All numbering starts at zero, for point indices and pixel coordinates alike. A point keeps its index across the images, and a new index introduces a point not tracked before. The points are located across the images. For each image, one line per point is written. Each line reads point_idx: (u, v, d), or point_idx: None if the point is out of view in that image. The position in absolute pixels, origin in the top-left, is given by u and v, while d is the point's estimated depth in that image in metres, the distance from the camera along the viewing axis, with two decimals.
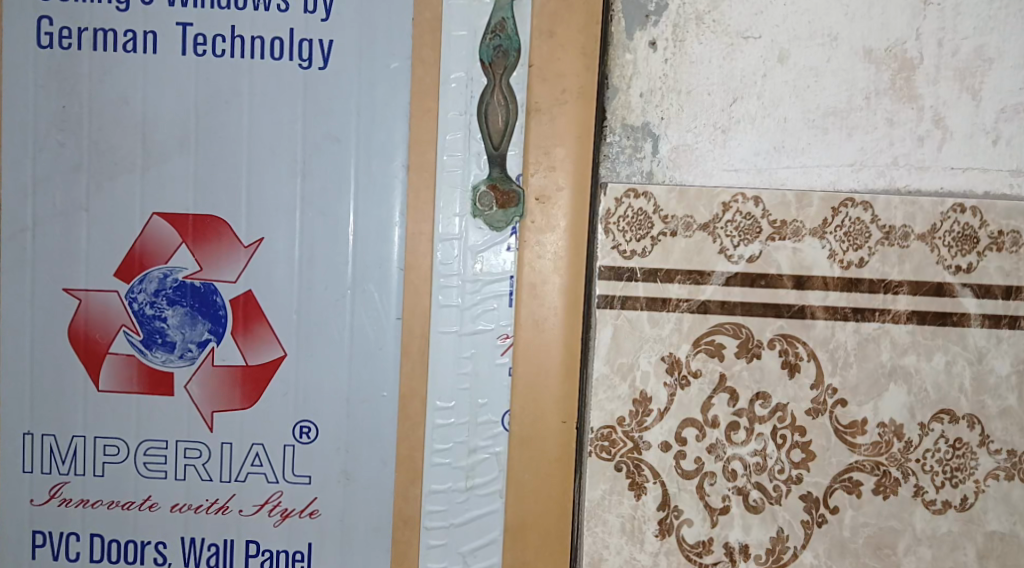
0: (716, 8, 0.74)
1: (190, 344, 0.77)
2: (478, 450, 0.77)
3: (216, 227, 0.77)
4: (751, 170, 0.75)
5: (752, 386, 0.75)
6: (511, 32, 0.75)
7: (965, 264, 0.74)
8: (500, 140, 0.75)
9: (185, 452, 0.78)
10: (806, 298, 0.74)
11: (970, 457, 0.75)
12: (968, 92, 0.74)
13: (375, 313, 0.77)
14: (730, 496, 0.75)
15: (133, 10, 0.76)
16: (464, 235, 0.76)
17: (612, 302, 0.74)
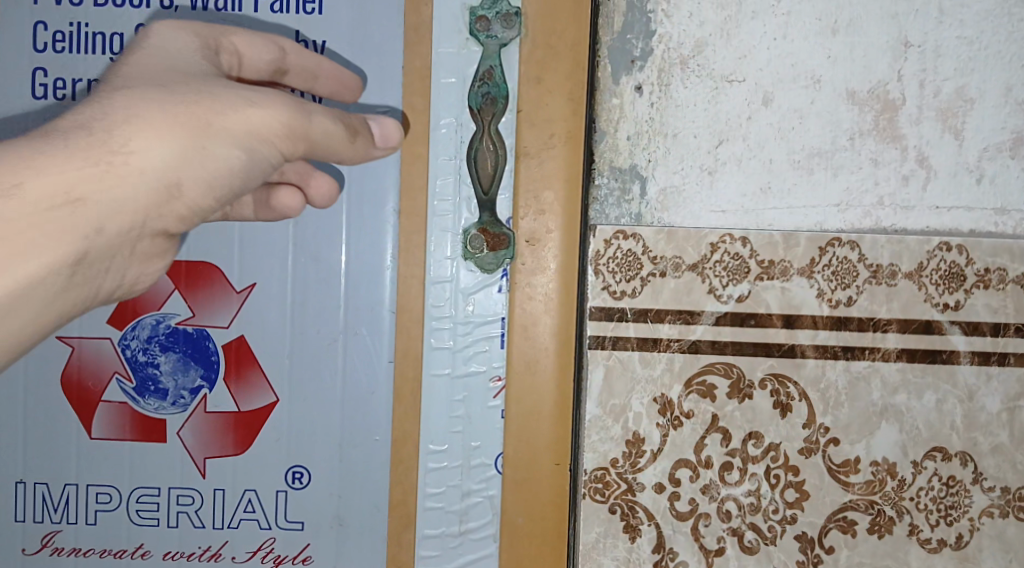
0: (700, 52, 0.75)
1: (182, 391, 0.77)
2: (471, 494, 0.77)
3: (209, 273, 0.77)
4: (738, 211, 0.76)
5: (744, 426, 0.75)
6: (499, 79, 0.76)
7: (952, 301, 0.74)
8: (490, 185, 0.76)
9: (178, 499, 0.77)
10: (797, 337, 0.75)
11: (964, 495, 0.75)
12: (950, 132, 0.75)
13: (367, 357, 0.77)
14: (726, 536, 0.75)
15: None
16: (455, 278, 0.77)
17: (603, 343, 0.75)
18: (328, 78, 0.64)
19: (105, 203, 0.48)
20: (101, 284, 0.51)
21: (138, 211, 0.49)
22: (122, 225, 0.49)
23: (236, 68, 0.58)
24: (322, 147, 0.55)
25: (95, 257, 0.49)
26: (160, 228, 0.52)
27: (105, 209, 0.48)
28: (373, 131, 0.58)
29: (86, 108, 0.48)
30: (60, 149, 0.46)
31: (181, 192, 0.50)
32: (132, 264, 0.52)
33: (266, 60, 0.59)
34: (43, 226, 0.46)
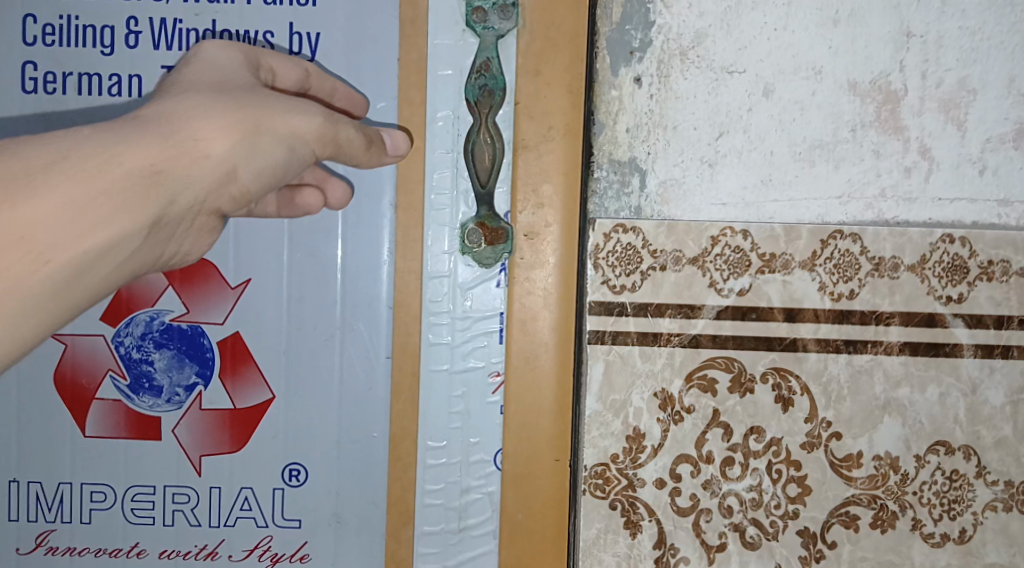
0: (700, 43, 0.74)
1: (177, 388, 0.76)
2: (470, 490, 0.76)
3: (203, 269, 0.76)
4: (738, 203, 0.75)
5: (746, 421, 0.74)
6: (496, 71, 0.75)
7: (955, 294, 0.74)
8: (487, 177, 0.75)
9: (173, 497, 0.77)
10: (798, 331, 0.74)
11: (968, 489, 0.74)
12: (953, 124, 0.74)
13: (364, 353, 0.76)
14: (727, 532, 0.74)
15: (119, 54, 0.76)
16: (453, 273, 0.76)
17: (603, 337, 0.74)
18: (346, 93, 0.69)
19: (179, 179, 0.51)
20: (161, 256, 0.54)
21: (205, 190, 0.53)
22: (190, 200, 0.52)
23: (270, 82, 0.62)
24: (349, 153, 0.60)
25: (165, 224, 0.52)
26: (217, 209, 0.55)
27: (179, 184, 0.51)
28: (385, 141, 0.64)
29: (161, 102, 0.52)
30: (144, 132, 0.50)
31: (239, 178, 0.54)
32: (188, 241, 0.55)
33: (295, 75, 0.63)
34: (128, 192, 0.49)
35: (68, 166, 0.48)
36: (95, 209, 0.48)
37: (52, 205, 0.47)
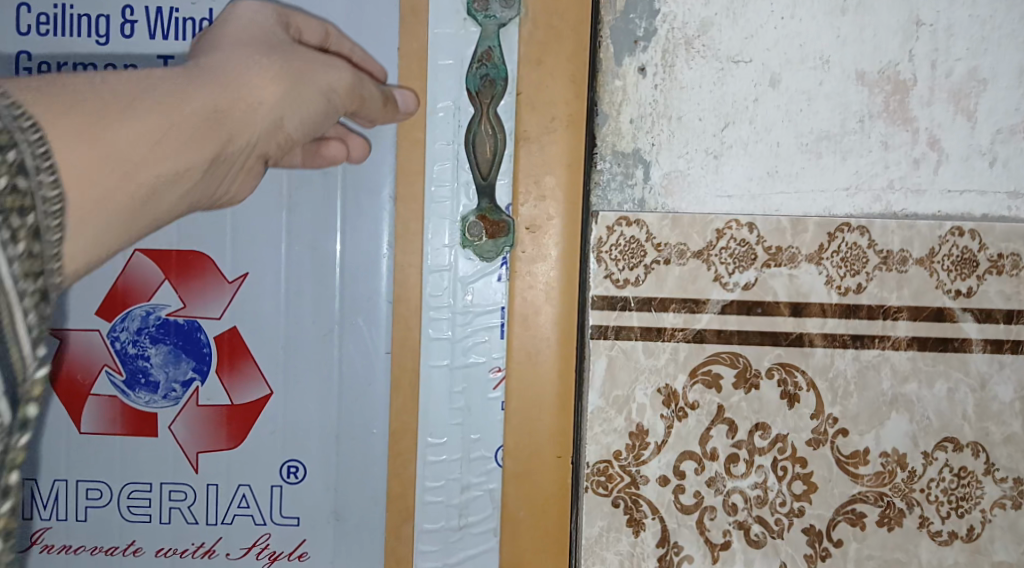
0: (705, 32, 0.73)
1: (174, 384, 0.75)
2: (471, 487, 0.75)
3: (200, 263, 0.75)
4: (744, 196, 0.73)
5: (751, 417, 0.73)
6: (498, 60, 0.73)
7: (965, 288, 0.73)
8: (488, 169, 0.74)
9: (170, 495, 0.76)
10: (805, 326, 0.73)
11: (976, 486, 0.73)
12: (963, 115, 0.73)
13: (363, 348, 0.75)
14: (732, 530, 0.73)
15: (114, 44, 0.74)
16: (454, 266, 0.74)
17: (605, 332, 0.73)
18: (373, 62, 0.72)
19: (236, 121, 0.54)
20: (212, 195, 0.57)
21: (257, 134, 0.56)
22: (246, 144, 0.56)
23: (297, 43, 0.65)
24: (368, 111, 0.67)
25: (223, 162, 0.55)
26: (266, 153, 0.59)
27: (236, 125, 0.54)
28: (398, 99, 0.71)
29: (216, 54, 0.55)
30: (200, 78, 0.53)
31: (289, 127, 0.59)
32: (236, 183, 0.58)
33: (318, 35, 0.66)
34: (196, 128, 0.51)
35: (147, 99, 0.49)
36: (168, 140, 0.50)
37: (134, 133, 0.48)
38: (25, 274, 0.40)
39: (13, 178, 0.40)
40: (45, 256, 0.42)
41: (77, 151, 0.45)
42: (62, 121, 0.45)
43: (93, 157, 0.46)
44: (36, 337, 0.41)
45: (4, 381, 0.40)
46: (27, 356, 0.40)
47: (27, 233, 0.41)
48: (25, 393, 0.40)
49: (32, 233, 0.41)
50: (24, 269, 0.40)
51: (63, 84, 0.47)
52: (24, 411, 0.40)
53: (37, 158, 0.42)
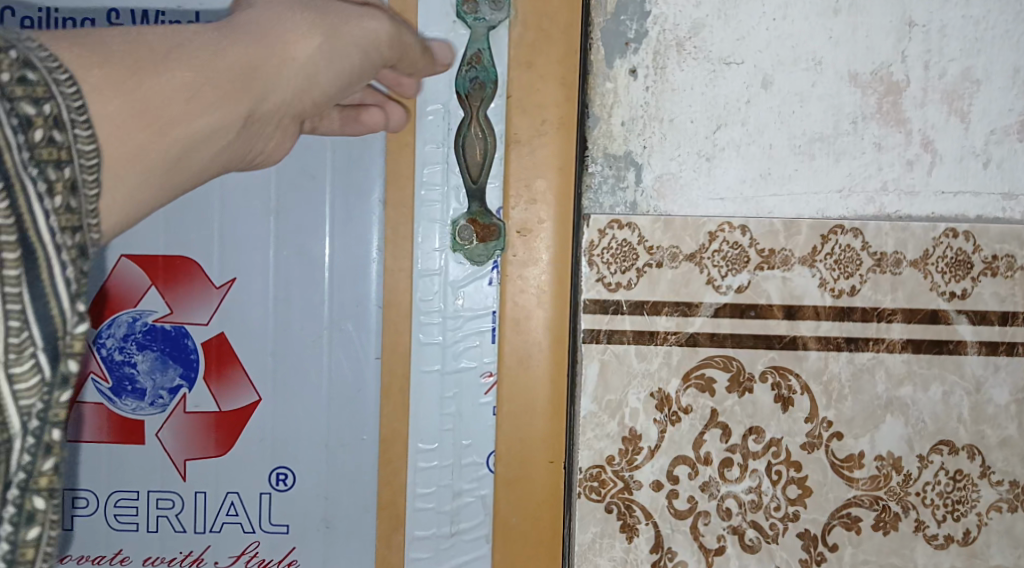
0: (697, 34, 0.72)
1: (161, 390, 0.74)
2: (462, 494, 0.74)
3: (187, 268, 0.74)
4: (736, 198, 0.73)
5: (745, 421, 0.73)
6: (488, 62, 0.73)
7: (959, 290, 0.72)
8: (478, 172, 0.73)
9: (158, 503, 0.75)
10: (798, 329, 0.72)
11: (972, 489, 0.72)
12: (956, 115, 0.72)
13: (353, 353, 0.74)
14: (726, 535, 0.73)
15: None
16: (444, 270, 0.74)
17: (598, 336, 0.72)
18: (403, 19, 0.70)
19: (271, 76, 0.55)
20: (244, 154, 0.57)
21: (288, 90, 0.56)
22: (276, 101, 0.56)
23: None
24: (408, 60, 0.67)
25: (257, 119, 0.55)
26: (296, 112, 0.59)
27: (271, 81, 0.55)
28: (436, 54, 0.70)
29: (250, 10, 0.56)
30: (237, 34, 0.53)
31: (320, 82, 0.59)
32: (266, 141, 0.59)
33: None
34: (228, 82, 0.51)
35: (183, 52, 0.48)
36: (204, 93, 0.49)
37: (178, 82, 0.47)
38: (64, 230, 0.39)
39: (50, 131, 0.39)
40: (83, 212, 0.40)
41: (114, 102, 0.44)
42: (99, 72, 0.43)
43: (131, 109, 0.45)
44: (75, 293, 0.39)
45: (44, 337, 0.38)
46: (67, 311, 0.38)
47: (65, 188, 0.39)
48: (66, 347, 0.38)
49: (70, 188, 0.39)
50: (63, 224, 0.39)
51: (99, 36, 0.45)
52: (64, 367, 0.38)
53: (72, 109, 0.40)
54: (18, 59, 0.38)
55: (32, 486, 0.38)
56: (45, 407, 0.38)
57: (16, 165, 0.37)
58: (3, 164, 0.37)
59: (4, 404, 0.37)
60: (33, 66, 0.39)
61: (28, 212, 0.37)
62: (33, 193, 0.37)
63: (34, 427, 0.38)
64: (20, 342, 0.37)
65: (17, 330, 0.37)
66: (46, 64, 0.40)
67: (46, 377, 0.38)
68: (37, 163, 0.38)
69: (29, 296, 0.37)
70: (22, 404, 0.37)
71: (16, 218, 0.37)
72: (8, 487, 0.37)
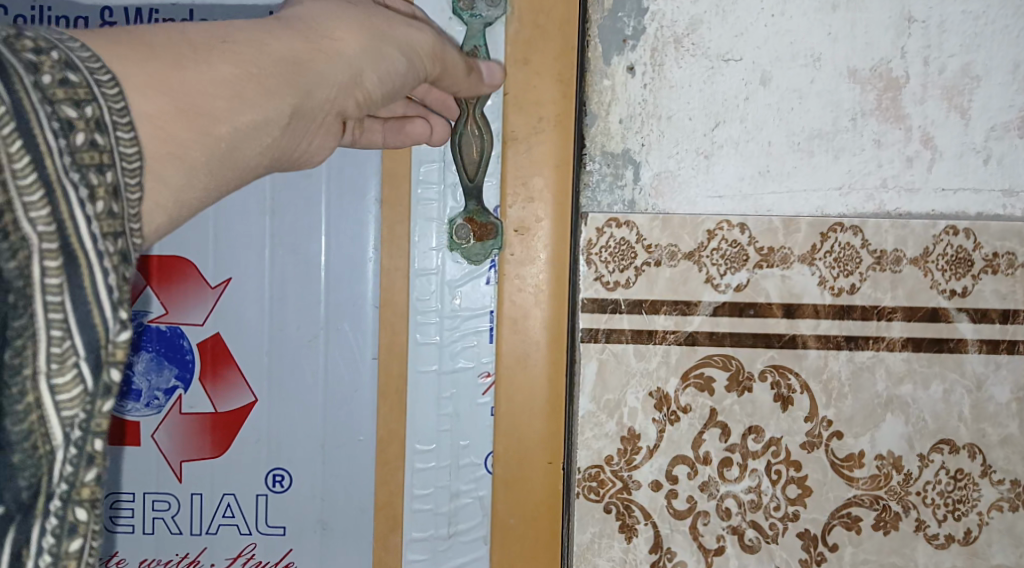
0: (695, 30, 0.72)
1: (156, 392, 0.74)
2: (460, 495, 0.74)
3: (182, 268, 0.74)
4: (735, 196, 0.72)
5: (744, 420, 0.72)
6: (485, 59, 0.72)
7: (959, 288, 0.72)
8: (475, 171, 0.72)
9: (154, 505, 0.74)
10: (798, 327, 0.72)
11: (973, 488, 0.72)
12: (956, 112, 0.72)
13: (349, 353, 0.74)
14: (725, 535, 0.72)
15: None
16: (441, 270, 0.73)
17: (596, 336, 0.72)
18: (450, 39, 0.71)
19: (318, 73, 0.51)
20: (292, 154, 0.54)
21: (336, 87, 0.53)
22: (324, 98, 0.53)
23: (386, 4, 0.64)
24: (450, 77, 0.64)
25: (302, 117, 0.51)
26: (343, 113, 0.55)
27: (317, 78, 0.51)
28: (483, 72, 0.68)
29: (296, 6, 0.53)
30: (285, 29, 0.50)
31: (368, 83, 0.55)
32: (315, 142, 0.55)
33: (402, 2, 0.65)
34: (275, 78, 0.48)
35: (225, 48, 0.46)
36: (249, 90, 0.47)
37: (215, 81, 0.45)
38: (106, 236, 0.38)
39: (91, 134, 0.38)
40: (124, 216, 0.39)
41: (157, 101, 0.42)
42: (137, 71, 0.41)
43: (174, 106, 0.42)
44: (117, 300, 0.38)
45: (86, 346, 0.37)
46: (109, 320, 0.38)
47: (107, 192, 0.38)
48: (108, 356, 0.38)
49: (112, 193, 0.38)
50: (105, 230, 0.38)
51: (140, 34, 0.43)
52: (107, 376, 0.38)
53: (113, 112, 0.39)
54: (60, 62, 0.38)
55: (75, 496, 0.38)
56: (88, 417, 0.38)
57: (56, 169, 0.37)
58: (45, 167, 0.36)
59: (47, 414, 0.37)
60: (75, 67, 0.38)
61: (69, 219, 0.37)
62: (74, 198, 0.37)
63: (76, 438, 0.37)
64: (62, 352, 0.37)
65: (59, 340, 0.37)
66: (87, 66, 0.39)
67: (88, 386, 0.37)
68: (77, 167, 0.37)
69: (72, 305, 0.37)
70: (65, 415, 0.37)
71: (57, 225, 0.36)
72: (50, 497, 0.37)
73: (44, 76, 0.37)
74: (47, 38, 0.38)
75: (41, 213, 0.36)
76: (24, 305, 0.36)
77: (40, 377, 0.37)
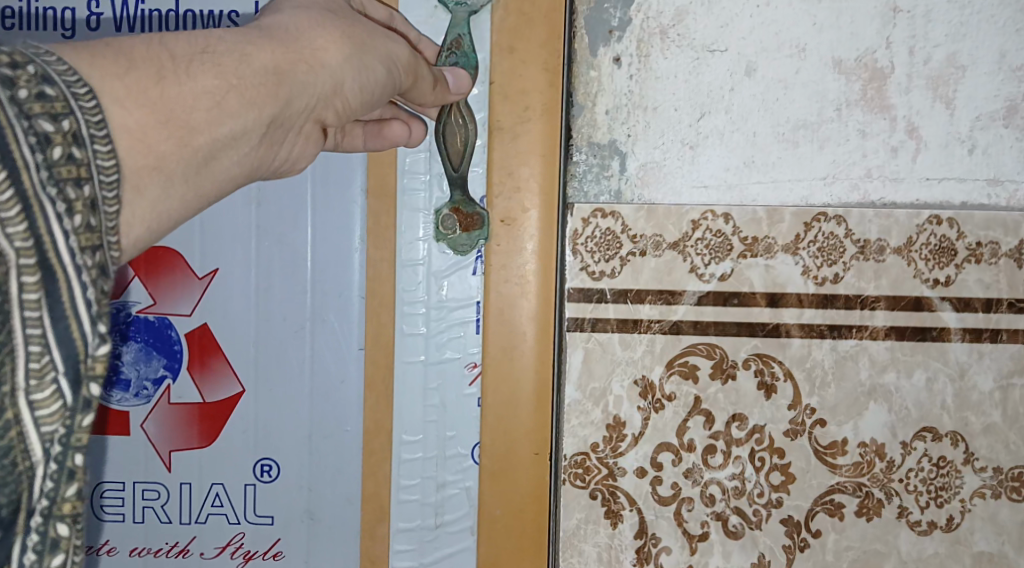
0: (680, 21, 0.72)
1: (145, 381, 0.75)
2: (447, 485, 0.75)
3: (169, 259, 0.75)
4: (720, 185, 0.73)
5: (728, 408, 0.73)
6: (468, 48, 0.72)
7: (943, 277, 0.72)
8: (459, 161, 0.73)
9: (143, 494, 0.76)
10: (781, 316, 0.72)
11: (955, 475, 0.73)
12: (942, 101, 0.72)
13: (337, 344, 0.75)
14: (710, 521, 0.73)
15: (79, 36, 0.74)
16: (428, 260, 0.74)
17: (582, 324, 0.73)
18: (431, 45, 0.71)
19: (298, 83, 0.52)
20: (272, 163, 0.54)
21: (317, 96, 0.53)
22: (304, 106, 0.53)
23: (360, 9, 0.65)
24: (417, 93, 0.64)
25: (280, 125, 0.52)
26: (323, 119, 0.56)
27: (298, 85, 0.52)
28: (450, 82, 0.68)
29: (278, 13, 0.53)
30: (267, 37, 0.51)
31: (348, 92, 0.56)
32: (296, 147, 0.56)
33: (383, 11, 0.67)
34: (256, 89, 0.49)
35: (206, 59, 0.47)
36: (229, 101, 0.47)
37: (195, 92, 0.46)
38: (84, 250, 0.39)
39: (68, 147, 0.39)
40: (103, 230, 0.40)
41: (135, 113, 0.43)
42: (116, 82, 0.42)
43: (155, 119, 0.44)
44: (95, 315, 0.39)
45: (65, 360, 0.38)
46: (88, 334, 0.39)
47: (86, 206, 0.39)
48: (87, 370, 0.39)
49: (91, 206, 0.39)
50: (83, 244, 0.39)
51: (119, 44, 0.44)
52: (87, 390, 0.39)
53: (90, 124, 0.40)
54: (37, 76, 0.39)
55: (56, 512, 0.39)
56: (68, 432, 0.39)
57: (33, 184, 0.37)
58: (21, 182, 0.37)
59: (26, 430, 0.38)
60: (51, 81, 0.39)
61: (47, 234, 0.38)
62: (51, 213, 0.38)
63: (56, 453, 0.38)
64: (41, 366, 0.38)
65: (38, 355, 0.38)
66: (64, 79, 0.40)
67: (67, 402, 0.38)
68: (55, 182, 0.38)
69: (50, 321, 0.38)
70: (45, 430, 0.38)
71: (34, 240, 0.37)
72: (30, 514, 0.38)
73: (20, 90, 0.38)
74: (24, 53, 0.39)
75: (18, 228, 0.37)
76: (3, 322, 0.37)
77: (19, 393, 0.38)
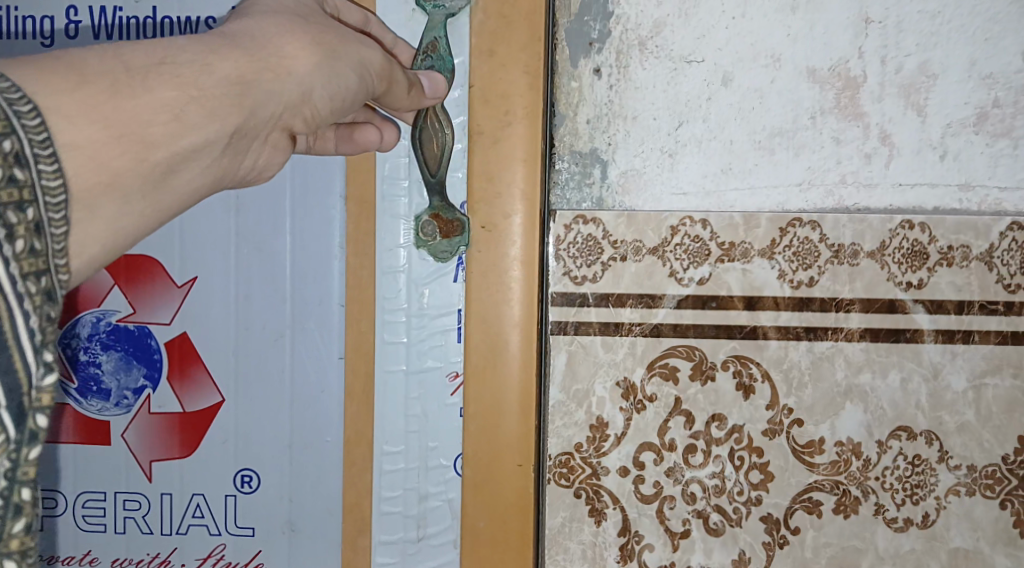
0: (658, 33, 0.75)
1: (125, 391, 0.78)
2: (428, 498, 0.77)
3: (149, 268, 0.77)
4: (699, 192, 0.75)
5: (707, 409, 0.75)
6: (444, 51, 0.75)
7: (916, 279, 0.74)
8: (436, 167, 0.75)
9: (125, 504, 0.78)
10: (758, 318, 0.74)
11: (930, 473, 0.74)
12: (913, 109, 0.74)
13: (316, 349, 0.77)
14: (691, 519, 0.75)
15: (58, 44, 0.77)
16: (409, 267, 0.76)
17: (565, 328, 0.75)
18: (406, 49, 0.74)
19: (264, 91, 0.54)
20: (238, 171, 0.57)
21: (284, 104, 0.56)
22: (270, 114, 0.55)
23: (335, 14, 0.67)
24: (392, 95, 0.66)
25: (246, 133, 0.54)
26: (289, 127, 0.58)
27: (263, 94, 0.54)
28: (426, 85, 0.70)
29: (246, 19, 0.55)
30: (235, 46, 0.53)
31: (315, 99, 0.58)
32: (263, 155, 0.58)
33: (359, 16, 0.69)
34: (217, 99, 0.52)
35: (164, 71, 0.50)
36: (189, 113, 0.50)
37: (154, 104, 0.48)
38: (27, 275, 0.41)
39: (11, 169, 0.41)
40: (48, 253, 0.43)
41: (87, 130, 0.45)
42: (68, 99, 0.45)
43: (104, 136, 0.46)
44: (39, 345, 0.41)
45: (9, 394, 0.40)
46: (32, 364, 0.41)
47: (29, 229, 0.42)
48: (33, 402, 0.41)
49: (34, 229, 0.42)
50: (26, 269, 0.41)
51: (71, 61, 0.47)
52: (32, 423, 0.41)
53: (34, 144, 0.42)
54: None
55: (4, 548, 0.41)
56: (15, 464, 0.41)
57: None
58: None
59: None
60: None
61: None
62: None
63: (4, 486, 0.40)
64: None
65: None
66: (6, 98, 0.42)
67: (11, 435, 0.41)
68: None
69: None
70: None
71: None
72: None
73: None
74: None
75: None
76: None
77: None
